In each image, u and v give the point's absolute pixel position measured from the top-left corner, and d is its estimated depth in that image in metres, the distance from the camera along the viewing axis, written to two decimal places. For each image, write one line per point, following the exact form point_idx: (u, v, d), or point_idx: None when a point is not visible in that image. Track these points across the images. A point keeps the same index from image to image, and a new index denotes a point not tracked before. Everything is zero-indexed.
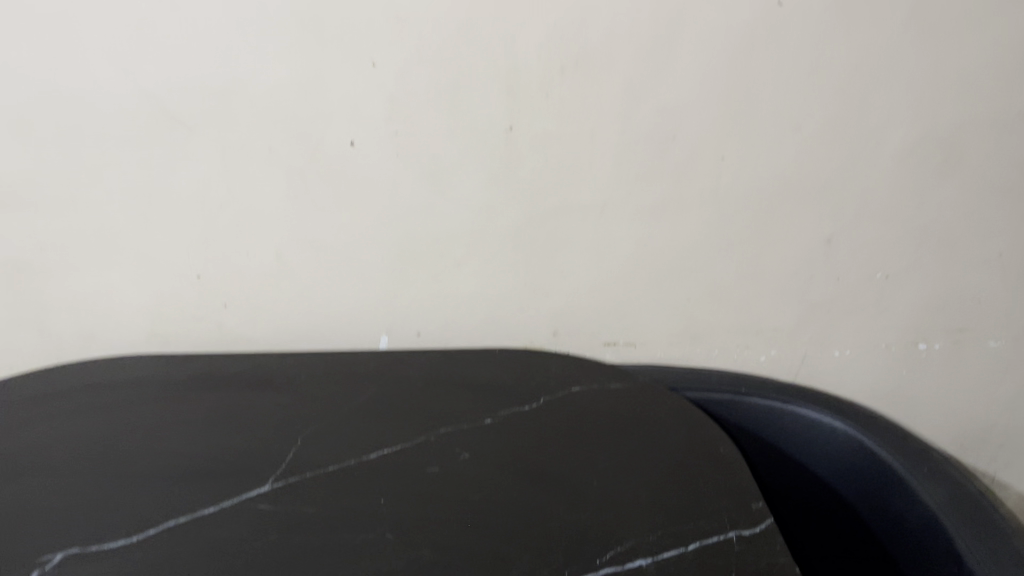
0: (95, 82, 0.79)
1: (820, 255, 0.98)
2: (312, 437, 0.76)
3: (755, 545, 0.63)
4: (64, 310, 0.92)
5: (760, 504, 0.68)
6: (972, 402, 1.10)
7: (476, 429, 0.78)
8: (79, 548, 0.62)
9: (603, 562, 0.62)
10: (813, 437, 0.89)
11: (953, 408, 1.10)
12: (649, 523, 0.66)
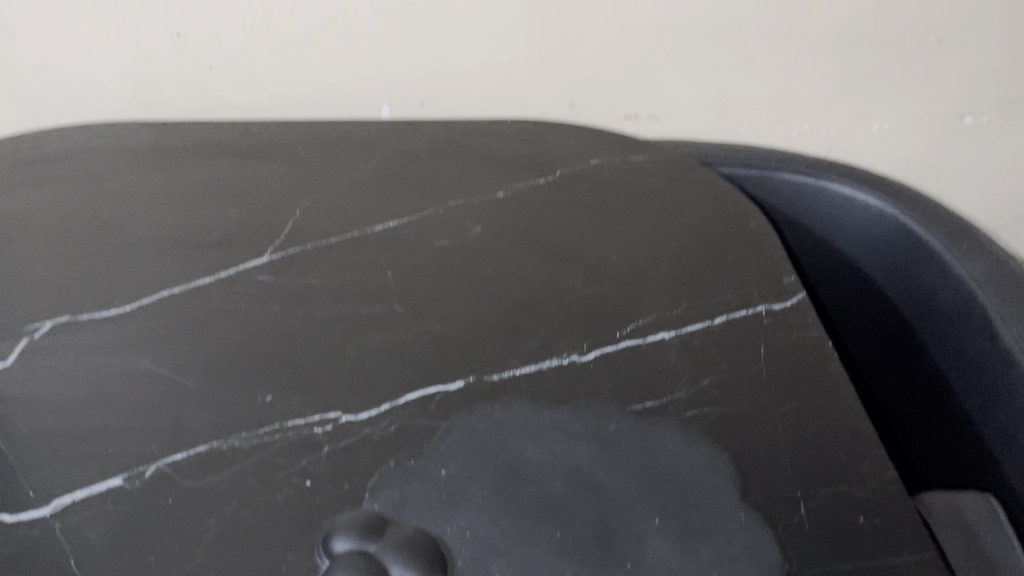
0: None
1: (869, 16, 0.88)
2: (312, 207, 0.70)
3: (785, 320, 0.60)
4: (32, 69, 0.83)
5: (791, 278, 0.64)
6: (1010, 178, 1.04)
7: (488, 202, 0.71)
8: (69, 317, 0.58)
9: (624, 336, 0.58)
10: (842, 216, 0.81)
11: (989, 184, 1.04)
12: (673, 297, 0.62)
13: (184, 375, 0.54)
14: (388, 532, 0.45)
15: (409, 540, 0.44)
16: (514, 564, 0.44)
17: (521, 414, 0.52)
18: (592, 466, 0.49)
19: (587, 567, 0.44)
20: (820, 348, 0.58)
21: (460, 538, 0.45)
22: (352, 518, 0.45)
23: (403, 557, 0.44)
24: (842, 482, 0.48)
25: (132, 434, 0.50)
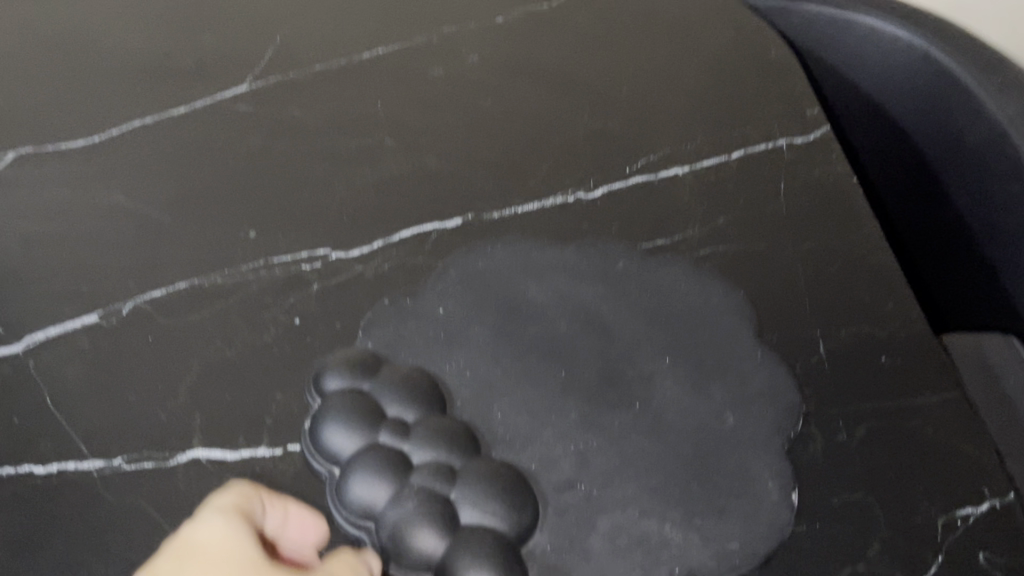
0: None
1: None
2: (295, 33, 0.64)
3: (808, 155, 0.56)
4: None
5: (815, 112, 0.59)
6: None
7: (487, 27, 0.65)
8: (33, 149, 0.54)
9: (634, 172, 0.54)
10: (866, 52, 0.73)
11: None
12: (687, 132, 0.57)
13: (159, 211, 0.50)
14: (384, 371, 0.41)
15: (404, 377, 0.40)
16: (516, 403, 0.41)
17: (523, 251, 0.48)
18: (598, 305, 0.46)
19: (593, 406, 0.41)
20: (844, 185, 0.54)
21: (459, 377, 0.42)
22: (345, 356, 0.42)
23: (399, 394, 0.40)
24: (864, 322, 0.45)
25: (106, 271, 0.46)
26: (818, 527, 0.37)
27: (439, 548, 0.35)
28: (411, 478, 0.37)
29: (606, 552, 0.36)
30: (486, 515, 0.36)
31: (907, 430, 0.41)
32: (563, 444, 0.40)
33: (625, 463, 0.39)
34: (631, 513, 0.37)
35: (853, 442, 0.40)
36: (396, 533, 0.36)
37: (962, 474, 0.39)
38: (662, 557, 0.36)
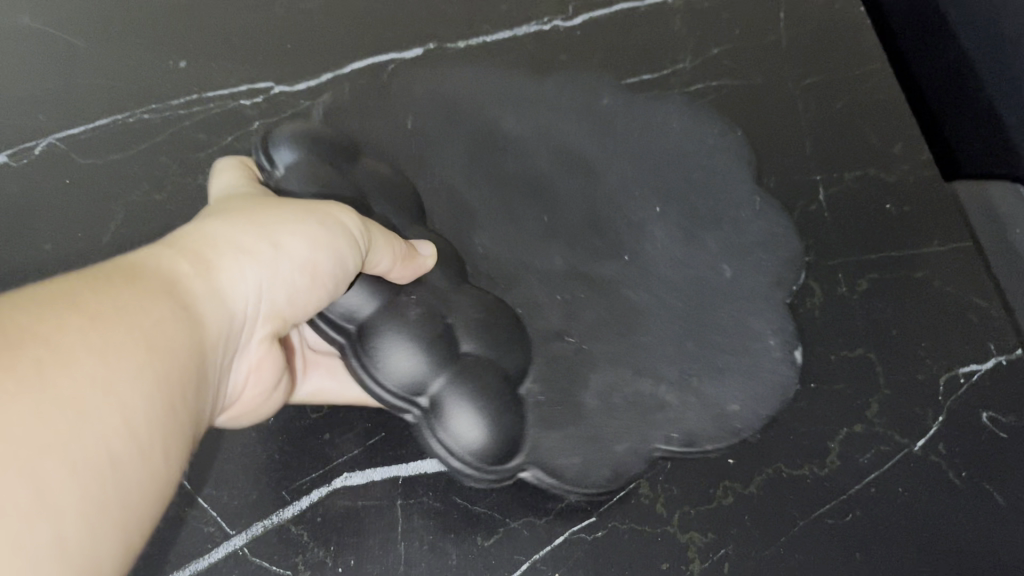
0: None
1: None
2: None
3: None
4: None
5: None
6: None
7: None
8: None
9: None
10: None
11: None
12: None
13: (74, 36, 0.44)
14: (365, 170, 0.36)
15: (390, 182, 0.35)
16: (495, 243, 0.37)
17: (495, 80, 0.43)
18: (579, 144, 0.41)
19: (576, 254, 0.37)
20: (851, 14, 0.48)
21: (437, 203, 0.38)
22: (312, 132, 0.35)
23: (382, 185, 0.35)
24: (873, 166, 0.41)
25: (14, 106, 0.41)
26: (814, 387, 0.34)
27: (434, 373, 0.30)
28: (405, 289, 0.31)
29: (600, 408, 0.33)
30: (484, 346, 0.31)
31: (913, 283, 0.37)
32: (545, 293, 0.36)
33: (613, 315, 0.35)
34: (624, 368, 0.34)
35: (855, 296, 0.37)
36: (381, 346, 0.30)
37: (974, 329, 0.36)
38: (659, 415, 0.33)
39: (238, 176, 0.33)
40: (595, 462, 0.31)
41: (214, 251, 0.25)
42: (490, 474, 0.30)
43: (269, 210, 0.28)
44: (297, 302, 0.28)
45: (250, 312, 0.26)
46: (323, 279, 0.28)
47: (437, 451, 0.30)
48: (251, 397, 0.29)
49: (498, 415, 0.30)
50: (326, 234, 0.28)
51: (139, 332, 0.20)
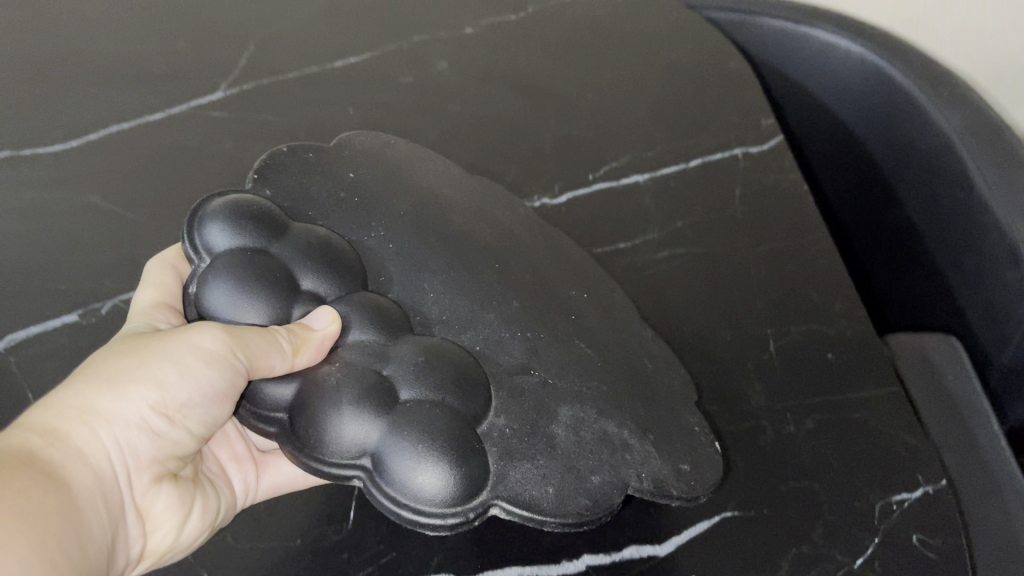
0: None
1: None
2: (266, 42, 0.65)
3: (762, 162, 0.58)
4: None
5: (769, 121, 0.62)
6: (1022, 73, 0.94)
7: (457, 36, 0.67)
8: (10, 153, 0.55)
9: (597, 179, 0.56)
10: (828, 64, 0.78)
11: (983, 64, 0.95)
12: (647, 139, 0.59)
13: (136, 213, 0.52)
14: (294, 234, 0.38)
15: (318, 244, 0.38)
16: (447, 285, 0.41)
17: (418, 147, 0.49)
18: (528, 230, 0.47)
19: (531, 304, 0.42)
20: (797, 191, 0.56)
21: (381, 248, 0.42)
22: (235, 206, 0.38)
23: (313, 260, 0.38)
24: (814, 321, 0.48)
25: (84, 274, 0.48)
26: (768, 511, 0.41)
27: (370, 435, 0.34)
28: (329, 360, 0.35)
29: (570, 442, 0.37)
30: (424, 393, 0.35)
31: (853, 425, 0.44)
32: (502, 334, 0.40)
33: (572, 362, 0.40)
34: (590, 411, 0.38)
35: (802, 433, 0.43)
36: (318, 429, 0.34)
37: (908, 466, 0.42)
38: (627, 460, 0.37)
39: (160, 289, 0.43)
40: (569, 493, 0.35)
41: (79, 415, 0.34)
42: (459, 514, 0.33)
43: (127, 358, 0.36)
44: (161, 436, 0.37)
45: (114, 465, 0.36)
46: (180, 406, 0.37)
47: (381, 505, 0.33)
48: (161, 542, 0.38)
49: (453, 458, 0.34)
50: (172, 376, 0.36)
51: (21, 512, 0.30)
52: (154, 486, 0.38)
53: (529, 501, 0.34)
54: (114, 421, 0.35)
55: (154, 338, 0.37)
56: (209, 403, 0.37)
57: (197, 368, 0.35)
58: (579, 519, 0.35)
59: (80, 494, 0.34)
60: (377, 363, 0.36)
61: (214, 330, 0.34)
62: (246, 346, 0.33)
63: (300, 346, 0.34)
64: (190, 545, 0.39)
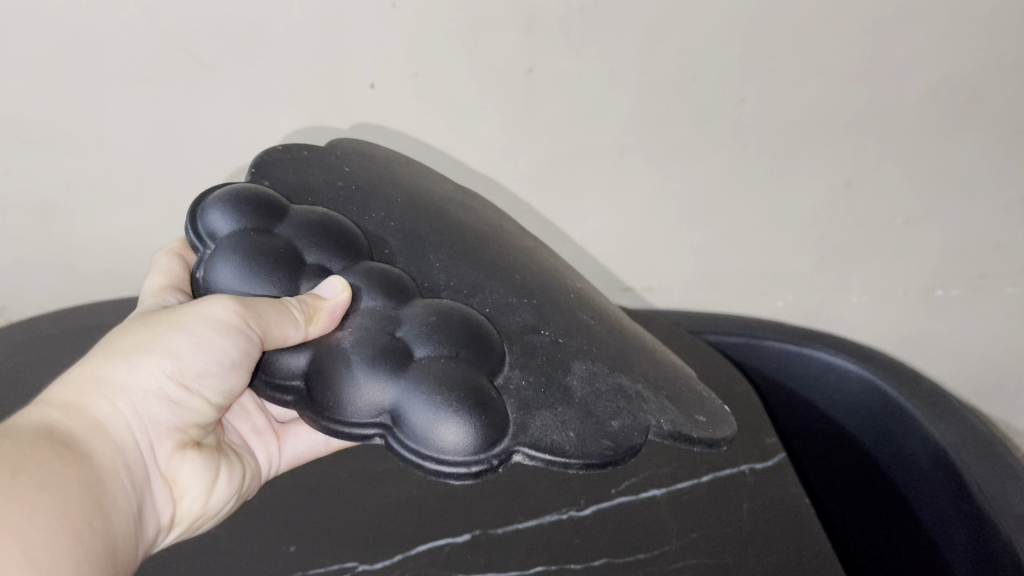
0: (101, 28, 0.76)
1: (840, 199, 0.99)
2: None
3: (765, 477, 0.66)
4: (91, 250, 0.93)
5: (772, 438, 0.70)
6: (986, 367, 1.17)
7: None
8: None
9: (619, 491, 0.65)
10: (828, 381, 0.90)
11: (960, 363, 1.16)
12: (663, 455, 0.69)
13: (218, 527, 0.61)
14: (293, 214, 0.51)
15: (311, 220, 0.51)
16: (446, 259, 0.55)
17: (375, 159, 0.64)
18: (518, 250, 0.61)
19: (522, 285, 0.55)
20: (800, 503, 0.63)
21: (384, 227, 0.56)
22: (239, 190, 0.51)
23: (313, 241, 0.50)
24: None
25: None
26: None
27: (387, 395, 0.44)
28: (339, 330, 0.46)
29: (586, 394, 0.48)
30: (437, 353, 0.45)
31: None
32: (506, 300, 0.53)
33: (573, 332, 0.52)
34: (599, 369, 0.50)
35: None
36: (356, 402, 0.44)
37: None
38: (643, 408, 0.49)
39: (171, 280, 0.60)
40: (590, 437, 0.45)
41: (101, 387, 0.46)
42: (480, 461, 0.43)
43: (146, 336, 0.48)
44: (174, 401, 0.49)
45: (137, 432, 0.48)
46: (191, 374, 0.49)
47: (401, 456, 0.43)
48: (189, 508, 0.53)
49: (469, 416, 0.43)
50: (182, 349, 0.48)
51: (46, 477, 0.40)
52: (172, 447, 0.51)
53: (552, 445, 0.44)
54: (134, 391, 0.47)
55: (170, 317, 0.48)
56: (215, 372, 0.49)
57: (205, 340, 0.47)
58: (600, 458, 0.45)
59: (109, 463, 0.45)
60: (402, 337, 0.46)
61: (226, 303, 0.45)
62: (261, 318, 0.44)
63: (310, 316, 0.45)
64: (214, 505, 0.56)
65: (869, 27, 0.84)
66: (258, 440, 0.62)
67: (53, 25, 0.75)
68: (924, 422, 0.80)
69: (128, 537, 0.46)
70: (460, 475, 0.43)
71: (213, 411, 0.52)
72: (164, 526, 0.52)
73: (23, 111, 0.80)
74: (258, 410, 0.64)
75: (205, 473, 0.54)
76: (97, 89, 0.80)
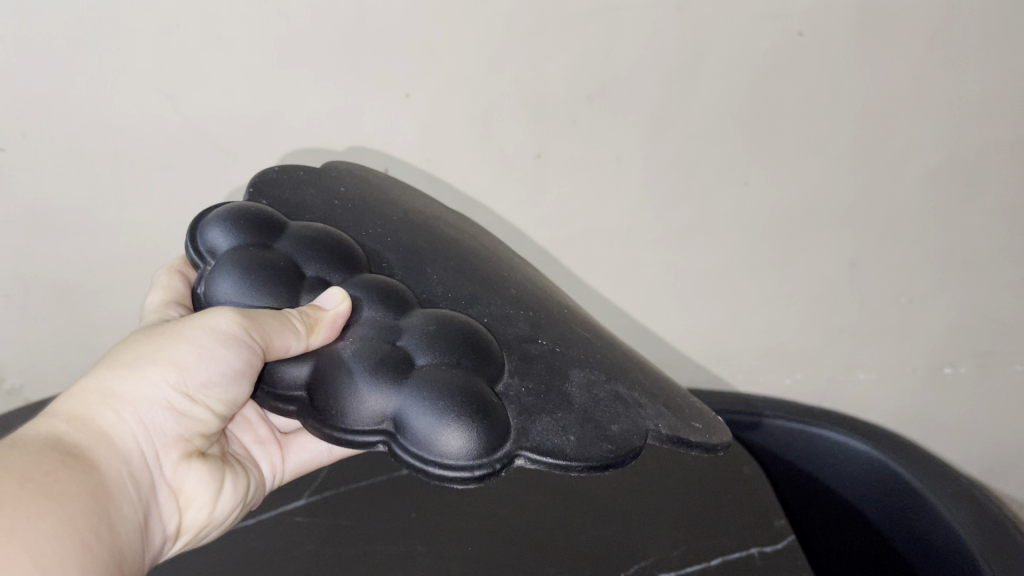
0: (130, 117, 0.79)
1: (845, 278, 1.00)
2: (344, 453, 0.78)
3: (776, 561, 0.66)
4: (111, 330, 0.95)
5: (781, 520, 0.70)
6: (998, 444, 1.16)
7: None
8: None
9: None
10: (836, 461, 0.90)
11: (972, 440, 1.16)
12: (672, 538, 0.69)
13: None
14: (290, 230, 0.53)
15: (309, 235, 0.53)
16: (444, 270, 0.56)
17: (371, 177, 0.65)
18: (516, 267, 0.62)
19: (518, 296, 0.56)
20: None
21: (381, 241, 0.58)
22: (237, 208, 0.53)
23: (312, 255, 0.52)
24: None
25: None
26: None
27: (388, 401, 0.45)
28: (341, 340, 0.48)
29: (586, 399, 0.48)
30: (437, 361, 0.47)
31: None
32: (503, 309, 0.54)
33: (568, 339, 0.53)
34: (598, 377, 0.50)
35: None
36: (358, 410, 0.45)
37: None
38: (643, 415, 0.49)
39: (171, 296, 0.62)
40: (590, 441, 0.45)
41: (107, 398, 0.47)
42: (483, 467, 0.43)
43: (150, 348, 0.49)
44: (179, 411, 0.50)
45: (142, 442, 0.48)
46: (196, 385, 0.49)
47: (403, 461, 0.44)
48: (194, 518, 0.54)
49: (470, 422, 0.43)
50: (186, 360, 0.49)
51: (52, 485, 0.40)
52: (176, 458, 0.51)
53: (554, 449, 0.44)
54: (139, 402, 0.48)
55: (174, 330, 0.49)
56: (219, 382, 0.49)
57: (209, 350, 0.48)
58: (601, 460, 0.44)
59: (115, 472, 0.46)
60: (404, 348, 0.48)
61: (229, 314, 0.46)
62: (263, 328, 0.45)
63: (311, 327, 0.46)
64: (217, 517, 0.57)
65: (867, 113, 0.87)
66: (261, 450, 0.65)
67: (82, 117, 0.79)
68: (932, 503, 0.80)
69: (136, 547, 0.46)
70: (464, 482, 0.43)
71: (216, 421, 0.53)
72: (171, 536, 0.53)
73: (52, 196, 0.84)
74: (261, 420, 0.67)
75: (209, 484, 0.55)
76: (120, 175, 0.83)
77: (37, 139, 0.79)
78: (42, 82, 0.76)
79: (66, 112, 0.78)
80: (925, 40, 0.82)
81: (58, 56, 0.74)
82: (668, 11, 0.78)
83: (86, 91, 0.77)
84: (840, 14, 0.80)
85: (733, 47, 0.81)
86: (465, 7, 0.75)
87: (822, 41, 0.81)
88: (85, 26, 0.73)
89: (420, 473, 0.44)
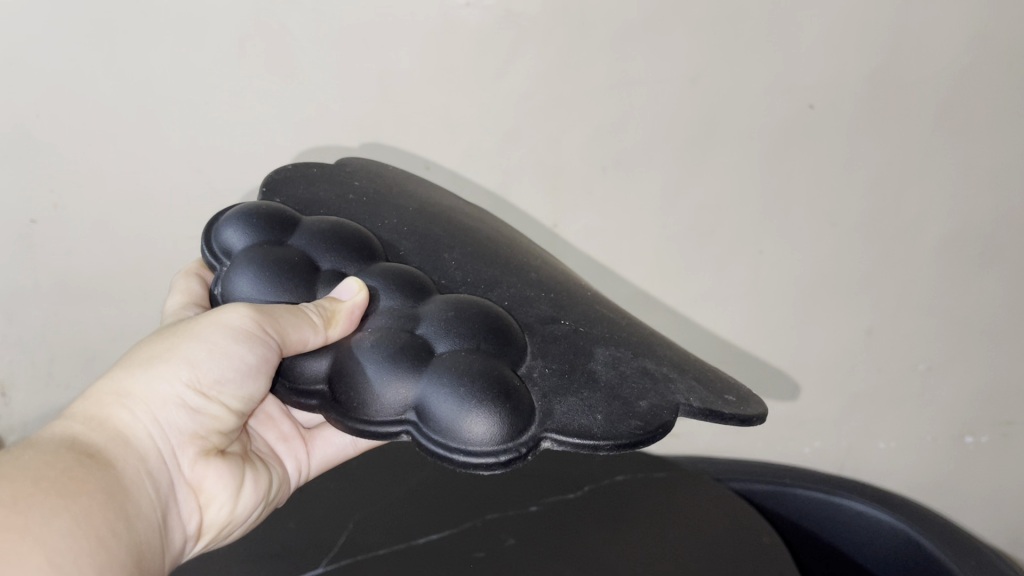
0: (158, 187, 0.82)
1: (862, 344, 1.00)
2: (362, 520, 0.78)
3: None
4: None
5: None
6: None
7: (522, 515, 0.79)
8: None
9: None
10: (859, 531, 0.90)
11: (998, 513, 1.14)
12: None
13: None
14: (304, 225, 0.54)
15: (323, 228, 0.54)
16: (463, 258, 0.57)
17: (387, 176, 0.66)
18: (538, 258, 0.62)
19: (540, 282, 0.57)
20: None
21: (398, 231, 0.59)
22: (251, 207, 0.54)
23: (326, 246, 0.53)
24: None
25: None
26: None
27: (410, 390, 0.46)
28: (358, 333, 0.48)
29: (611, 376, 0.49)
30: (456, 346, 0.47)
31: None
32: (524, 293, 0.55)
33: (588, 320, 0.54)
34: (622, 357, 0.51)
35: None
36: (378, 402, 0.45)
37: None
38: (671, 388, 0.49)
39: (189, 298, 0.63)
40: (617, 418, 0.46)
41: (120, 397, 0.47)
42: (509, 452, 0.44)
43: (164, 345, 0.49)
44: (195, 408, 0.50)
45: (157, 438, 0.49)
46: (209, 381, 0.50)
47: (427, 450, 0.44)
48: (214, 518, 0.55)
49: (493, 407, 0.44)
50: (199, 357, 0.49)
51: (68, 482, 0.41)
52: (195, 453, 0.52)
53: (580, 429, 0.45)
54: (153, 400, 0.49)
55: (188, 326, 0.50)
56: (233, 378, 0.50)
57: (221, 345, 0.48)
58: (629, 437, 0.45)
59: (132, 470, 0.47)
60: (425, 333, 0.48)
61: (241, 310, 0.47)
62: (278, 323, 0.46)
63: (327, 321, 0.47)
64: (239, 517, 0.57)
65: (878, 184, 0.88)
66: (285, 448, 0.66)
67: (114, 189, 0.81)
68: None
69: (155, 545, 0.47)
70: (490, 466, 0.44)
71: (234, 417, 0.53)
72: (192, 535, 0.53)
73: (84, 265, 0.86)
74: (284, 417, 0.67)
75: (229, 481, 0.55)
76: (149, 244, 0.85)
77: (69, 210, 0.82)
78: (74, 155, 0.79)
79: (97, 185, 0.81)
80: (933, 112, 0.84)
81: (92, 130, 0.78)
82: (680, 84, 0.80)
83: (117, 163, 0.80)
84: (849, 87, 0.82)
85: (746, 119, 0.83)
86: (483, 85, 0.78)
87: (834, 113, 0.83)
88: (119, 102, 0.76)
89: (445, 463, 0.44)
